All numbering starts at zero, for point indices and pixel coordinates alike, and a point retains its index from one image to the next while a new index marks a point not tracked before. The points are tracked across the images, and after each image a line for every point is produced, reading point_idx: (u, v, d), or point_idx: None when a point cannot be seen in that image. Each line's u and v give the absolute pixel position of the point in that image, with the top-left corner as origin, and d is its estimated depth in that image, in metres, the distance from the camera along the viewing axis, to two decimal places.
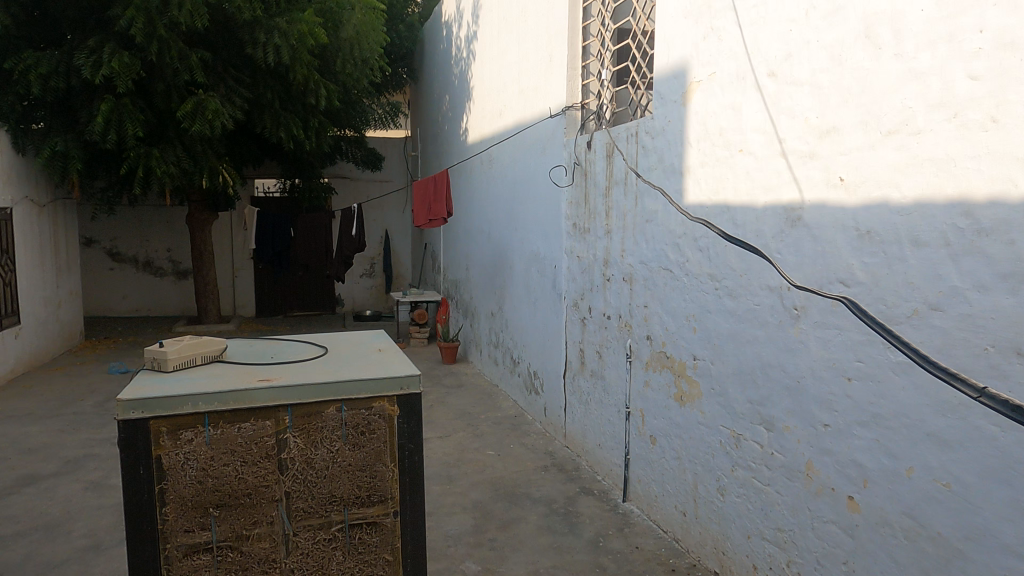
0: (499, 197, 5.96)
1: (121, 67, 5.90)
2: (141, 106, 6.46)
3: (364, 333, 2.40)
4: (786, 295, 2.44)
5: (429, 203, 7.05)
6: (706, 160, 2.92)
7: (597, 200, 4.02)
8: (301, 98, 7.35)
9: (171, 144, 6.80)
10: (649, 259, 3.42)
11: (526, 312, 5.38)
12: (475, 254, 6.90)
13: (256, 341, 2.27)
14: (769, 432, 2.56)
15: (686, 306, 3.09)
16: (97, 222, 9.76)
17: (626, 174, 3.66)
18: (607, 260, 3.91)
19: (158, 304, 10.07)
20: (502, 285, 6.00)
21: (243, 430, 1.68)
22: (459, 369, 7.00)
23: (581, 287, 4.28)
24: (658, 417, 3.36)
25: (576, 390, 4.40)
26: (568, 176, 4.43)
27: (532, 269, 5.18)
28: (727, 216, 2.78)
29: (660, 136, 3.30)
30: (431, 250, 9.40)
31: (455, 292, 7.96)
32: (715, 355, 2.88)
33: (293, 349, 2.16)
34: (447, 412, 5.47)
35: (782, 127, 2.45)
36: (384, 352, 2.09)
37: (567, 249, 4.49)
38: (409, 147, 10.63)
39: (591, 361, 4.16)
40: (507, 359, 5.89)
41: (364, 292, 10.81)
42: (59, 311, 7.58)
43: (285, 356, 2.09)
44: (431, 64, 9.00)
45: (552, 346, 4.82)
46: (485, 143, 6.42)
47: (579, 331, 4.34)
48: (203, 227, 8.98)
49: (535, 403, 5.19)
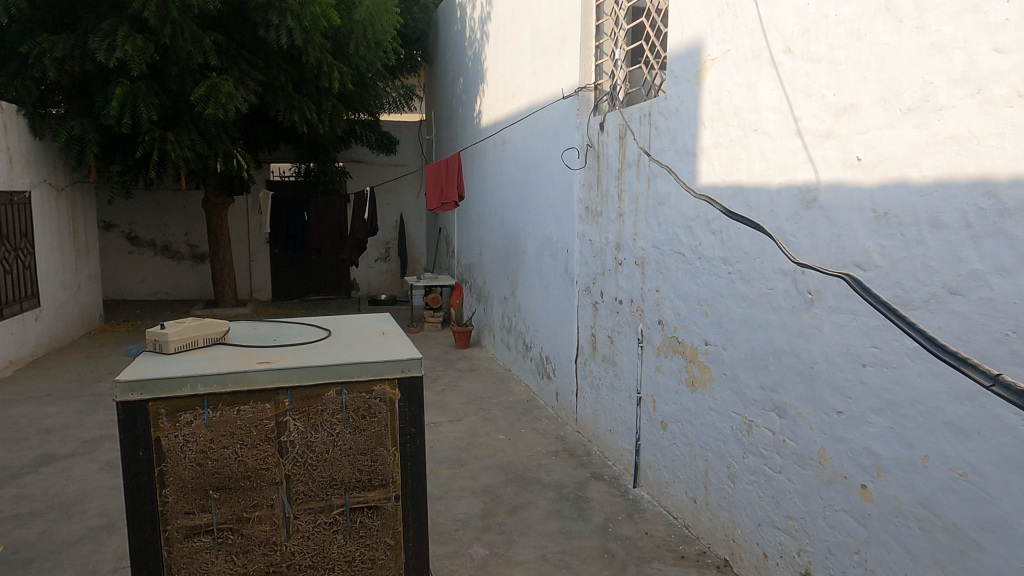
0: (512, 181, 5.90)
1: (134, 50, 5.90)
2: (155, 90, 6.46)
3: (368, 315, 2.39)
4: (800, 278, 2.37)
5: (441, 186, 7.00)
6: (719, 140, 2.85)
7: (610, 182, 3.96)
8: (314, 81, 7.31)
9: (186, 128, 6.82)
10: (661, 242, 3.36)
11: (539, 296, 5.34)
12: (489, 238, 6.86)
13: (261, 323, 2.26)
14: (781, 419, 2.51)
15: (698, 290, 3.03)
16: (116, 206, 9.85)
17: (639, 156, 3.59)
18: (619, 244, 3.86)
19: (176, 288, 10.17)
20: (515, 269, 5.96)
21: (242, 412, 1.66)
22: (471, 354, 6.99)
23: (593, 271, 4.23)
24: (669, 403, 3.32)
25: (587, 375, 4.36)
26: (580, 159, 4.37)
27: (544, 253, 5.14)
28: (740, 198, 2.71)
29: (673, 116, 3.22)
30: (445, 234, 9.38)
31: (468, 277, 7.93)
32: (727, 340, 2.83)
33: (295, 330, 2.15)
34: (459, 396, 5.47)
35: (798, 106, 2.37)
36: (387, 335, 2.07)
37: (579, 233, 4.44)
38: (424, 130, 10.58)
39: (603, 346, 4.11)
40: (519, 344, 5.86)
41: (379, 276, 10.83)
42: (78, 295, 7.67)
43: (287, 338, 2.08)
44: (446, 46, 8.91)
45: (564, 331, 4.78)
46: (498, 125, 6.36)
47: (590, 316, 4.30)
48: (219, 211, 9.03)
49: (547, 388, 5.17)
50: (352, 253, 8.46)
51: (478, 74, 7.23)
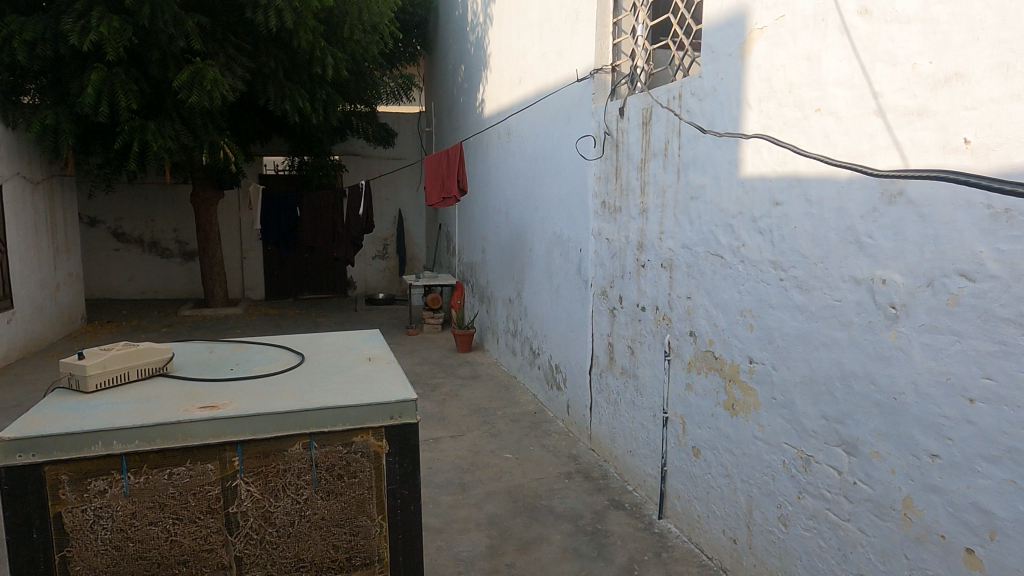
0: (518, 174, 5.47)
1: (110, 32, 5.45)
2: (136, 76, 6.02)
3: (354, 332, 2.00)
4: (879, 289, 1.95)
5: (441, 179, 6.57)
6: (769, 123, 2.42)
7: (631, 174, 3.53)
8: (307, 68, 6.85)
9: (169, 117, 6.38)
10: (694, 243, 2.93)
11: (547, 299, 4.91)
12: (492, 236, 6.43)
13: (219, 344, 1.85)
14: (851, 457, 2.09)
15: (740, 299, 2.61)
16: (101, 200, 9.42)
17: (667, 144, 3.16)
18: (641, 243, 3.44)
19: (165, 286, 9.76)
20: (521, 269, 5.54)
21: (175, 476, 1.24)
22: (474, 358, 6.58)
23: (610, 274, 3.81)
24: (703, 427, 2.91)
25: (603, 388, 3.94)
26: (596, 148, 3.94)
27: (555, 252, 4.70)
28: (799, 191, 2.28)
29: (709, 98, 2.80)
30: (446, 231, 8.96)
31: (470, 276, 7.52)
32: (777, 359, 2.41)
33: (263, 357, 1.73)
34: (461, 408, 5.05)
35: (877, 78, 1.95)
36: (373, 365, 1.66)
37: (594, 231, 4.01)
38: (423, 122, 10.14)
39: (622, 357, 3.69)
40: (526, 349, 5.44)
41: (376, 274, 10.41)
42: (57, 295, 7.24)
43: (257, 366, 1.65)
44: (446, 33, 8.47)
45: (576, 338, 4.36)
46: (503, 114, 5.91)
47: (607, 324, 3.87)
48: (208, 206, 8.62)
49: (557, 399, 4.75)
50: (347, 250, 7.97)
51: (481, 61, 6.79)
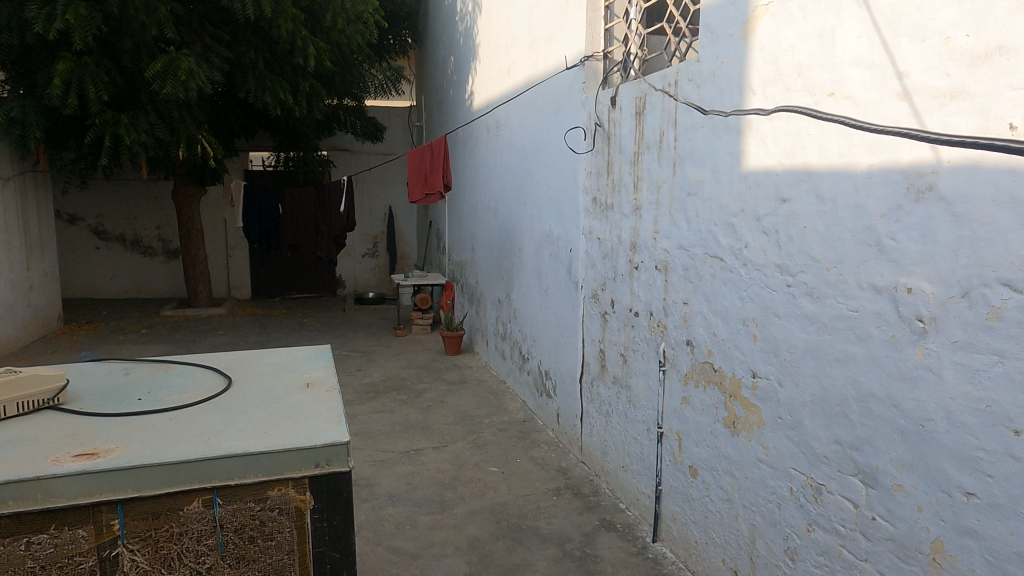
0: (507, 169, 5.22)
1: (77, 19, 5.18)
2: (107, 66, 5.76)
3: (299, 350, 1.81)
4: (903, 299, 1.69)
5: (425, 174, 6.29)
6: (774, 110, 2.17)
7: (623, 169, 3.27)
8: (289, 59, 6.58)
9: (143, 110, 6.10)
10: (691, 243, 2.68)
11: (537, 301, 4.66)
12: (481, 234, 6.17)
13: (141, 364, 1.64)
14: (869, 489, 1.83)
15: (742, 306, 2.36)
16: (81, 197, 9.14)
17: (662, 135, 2.91)
18: (634, 244, 3.18)
19: (148, 286, 9.50)
20: (510, 269, 5.29)
21: (38, 547, 1.10)
22: (462, 361, 6.32)
23: (602, 276, 3.55)
24: (701, 445, 2.65)
25: (594, 398, 3.69)
26: (587, 141, 3.68)
27: (544, 252, 4.45)
28: (809, 186, 2.03)
29: (707, 83, 2.54)
30: (436, 228, 8.69)
31: (460, 275, 7.26)
32: (784, 375, 2.15)
33: (184, 377, 1.53)
34: (446, 415, 4.81)
35: (901, 56, 1.69)
36: (310, 391, 1.43)
37: (585, 230, 3.75)
38: (414, 117, 9.87)
39: (614, 366, 3.44)
40: (515, 353, 5.19)
41: (366, 273, 10.15)
42: (30, 296, 6.99)
43: (174, 388, 1.45)
44: (436, 24, 8.19)
45: (566, 344, 4.11)
46: (492, 106, 5.64)
47: (599, 329, 3.62)
48: (190, 203, 8.36)
49: (546, 407, 4.50)
50: (329, 249, 7.76)
51: (470, 51, 6.51)
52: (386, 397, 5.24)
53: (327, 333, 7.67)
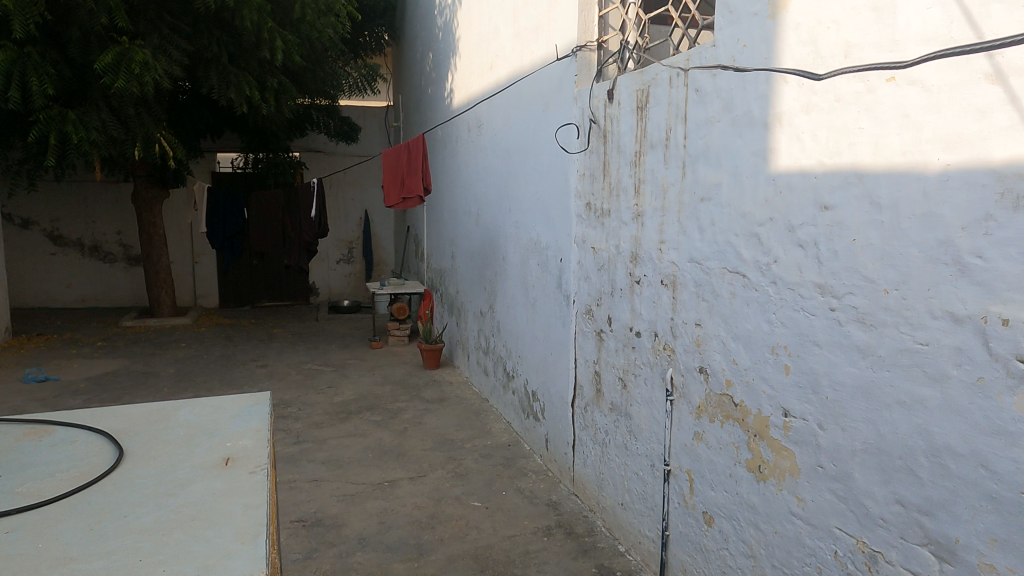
0: (490, 171, 4.84)
1: (16, 5, 4.71)
2: (53, 58, 5.30)
3: (232, 419, 1.68)
4: (996, 333, 1.35)
5: (401, 176, 5.90)
6: (813, 100, 1.82)
7: (623, 170, 2.91)
8: (255, 53, 6.15)
9: (95, 105, 5.64)
10: (705, 256, 2.32)
11: (522, 315, 4.29)
12: (461, 241, 5.79)
13: (24, 440, 1.54)
14: (945, 565, 1.49)
15: (771, 332, 2.01)
16: (35, 200, 8.59)
17: (668, 132, 2.55)
18: (636, 255, 2.82)
19: (108, 294, 8.97)
20: (493, 279, 4.92)
21: None
22: (442, 376, 5.93)
23: (597, 290, 3.19)
24: (717, 488, 2.30)
25: (589, 425, 3.32)
26: (580, 139, 3.32)
27: (531, 262, 4.09)
28: (859, 191, 1.68)
29: (726, 71, 2.19)
30: (414, 233, 8.28)
31: (439, 284, 6.86)
32: (826, 416, 1.81)
33: (73, 471, 1.38)
34: (424, 439, 4.42)
35: (991, 28, 1.35)
36: (214, 488, 1.33)
37: (577, 238, 3.39)
38: (391, 117, 9.45)
39: (611, 391, 3.08)
40: (498, 370, 4.82)
41: (341, 280, 9.70)
42: None
43: (46, 492, 1.30)
44: (413, 19, 7.79)
45: (555, 363, 3.74)
46: (473, 103, 5.27)
47: (594, 349, 3.25)
48: (151, 206, 7.86)
49: (534, 430, 4.12)
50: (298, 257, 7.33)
51: (449, 45, 6.13)
52: (359, 418, 4.82)
53: (298, 345, 7.22)
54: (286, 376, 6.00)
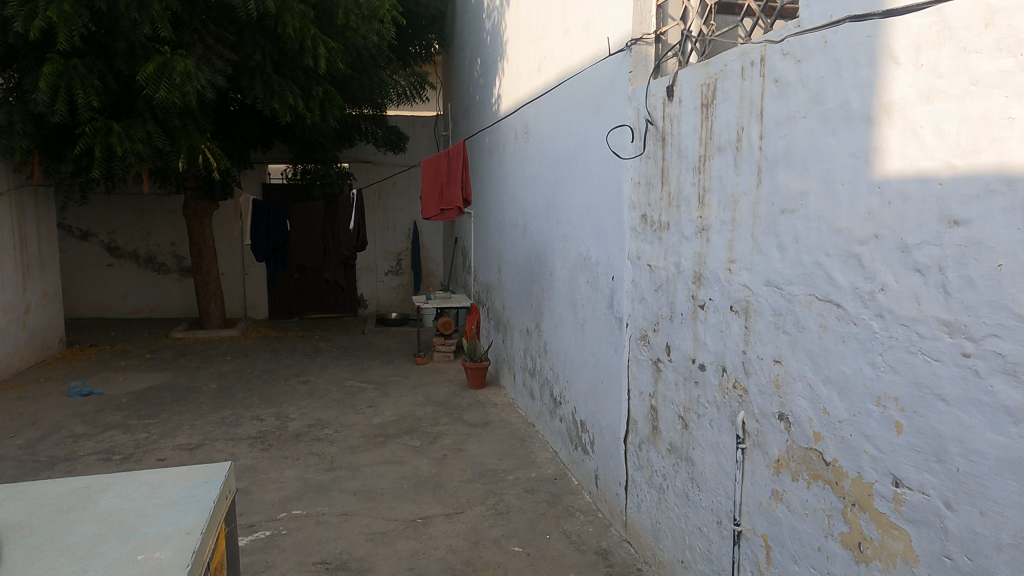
0: (538, 180, 4.52)
1: (60, 17, 4.66)
2: (99, 71, 5.27)
3: (162, 515, 1.41)
4: None
5: (439, 185, 5.64)
6: (937, 84, 1.42)
7: (685, 178, 2.53)
8: (299, 61, 6.02)
9: (141, 117, 5.59)
10: (789, 279, 1.92)
11: (571, 336, 3.93)
12: (508, 253, 5.48)
13: None
14: None
15: (877, 377, 1.59)
16: (94, 212, 8.76)
17: (740, 132, 2.17)
18: (700, 275, 2.43)
19: (162, 305, 9.05)
20: (540, 295, 4.58)
21: None
22: (486, 397, 5.61)
23: (654, 313, 2.81)
24: (803, 563, 1.88)
25: (644, 465, 2.93)
26: (634, 143, 2.96)
27: (580, 279, 3.73)
28: (1008, 201, 1.27)
29: (815, 55, 1.80)
30: (462, 245, 8.03)
31: (485, 298, 6.57)
32: (957, 493, 1.39)
33: None
34: (463, 468, 4.10)
35: None
36: None
37: (632, 254, 3.02)
38: (440, 126, 9.27)
39: (670, 430, 2.69)
40: (545, 394, 4.46)
41: (389, 292, 9.53)
42: (27, 317, 6.60)
43: None
44: (462, 24, 7.57)
45: (606, 392, 3.37)
46: (520, 108, 4.96)
47: (650, 381, 2.87)
48: (201, 219, 7.88)
49: (583, 464, 3.75)
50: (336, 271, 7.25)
51: (497, 49, 5.85)
52: (397, 443, 4.54)
53: (342, 360, 7.04)
54: (327, 393, 5.78)
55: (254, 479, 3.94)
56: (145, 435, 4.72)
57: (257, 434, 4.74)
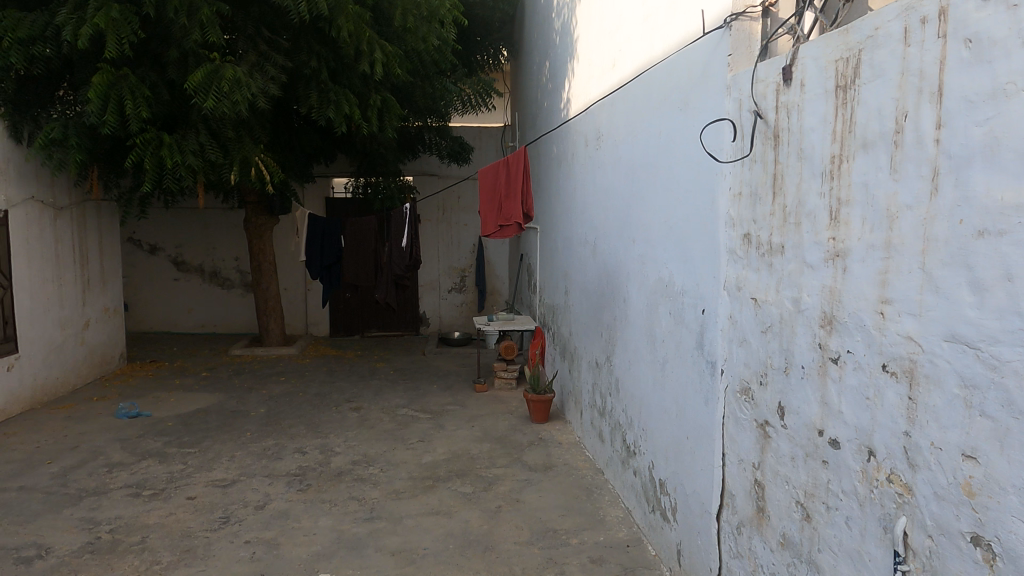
0: (611, 191, 3.93)
1: (108, 23, 4.47)
2: (152, 80, 5.08)
3: None
4: None
5: (498, 197, 5.12)
6: None
7: (811, 185, 1.90)
8: (356, 68, 5.69)
9: (194, 129, 5.36)
10: (994, 336, 1.27)
11: (648, 376, 3.31)
12: (576, 274, 4.90)
13: None
14: None
15: None
16: (162, 226, 8.76)
17: (902, 119, 1.53)
18: (833, 317, 1.79)
19: (225, 320, 8.94)
20: (611, 324, 3.98)
21: None
22: (550, 434, 5.03)
23: (761, 361, 2.17)
24: None
25: (746, 555, 2.28)
26: (735, 144, 2.34)
27: (660, 309, 3.12)
28: None
29: None
30: (528, 263, 7.49)
31: (550, 322, 6.00)
32: None
33: None
34: (520, 526, 3.53)
35: None
36: None
37: (729, 284, 2.40)
38: (508, 136, 8.80)
39: (784, 517, 2.03)
40: (617, 439, 3.84)
41: (452, 310, 9.10)
42: (86, 334, 6.50)
43: None
44: (530, 26, 7.10)
45: (693, 451, 2.73)
46: (591, 111, 4.39)
47: (754, 448, 2.22)
48: (261, 234, 7.70)
49: (662, 532, 3.10)
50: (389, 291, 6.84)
51: (567, 49, 5.31)
52: (447, 488, 4.02)
53: (398, 384, 6.61)
54: (378, 424, 5.33)
55: (283, 529, 3.49)
56: (181, 467, 4.37)
57: (296, 470, 4.32)
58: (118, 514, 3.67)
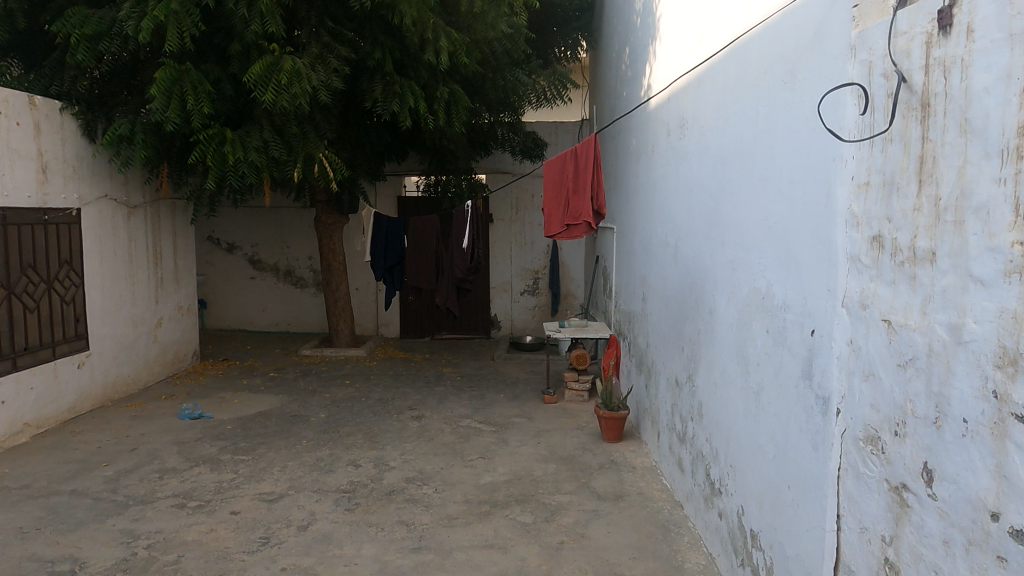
0: (695, 185, 3.43)
1: (168, 15, 4.35)
2: (215, 75, 4.95)
3: None
4: None
5: (566, 194, 4.68)
6: None
7: (982, 169, 1.36)
8: (421, 58, 5.40)
9: (257, 124, 5.21)
10: None
11: (738, 404, 2.79)
12: (655, 280, 4.40)
13: None
14: None
15: None
16: (239, 225, 8.84)
17: None
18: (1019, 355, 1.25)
19: (299, 319, 8.92)
20: (694, 338, 3.47)
21: None
22: (622, 455, 4.54)
23: (898, 404, 1.63)
24: None
25: None
26: (861, 120, 1.82)
27: (755, 325, 2.60)
28: None
29: None
30: (604, 265, 6.99)
31: (626, 331, 5.49)
32: None
33: None
34: (583, 569, 3.08)
35: None
36: None
37: (849, 300, 1.87)
38: (585, 131, 8.32)
39: None
40: (699, 471, 3.33)
41: (525, 314, 8.71)
42: (159, 332, 6.53)
43: None
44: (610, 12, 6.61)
45: (796, 504, 2.21)
46: (674, 95, 3.88)
47: (883, 516, 1.70)
48: (331, 233, 7.58)
49: None
50: None
51: (648, 29, 4.80)
52: (504, 516, 3.62)
53: (464, 392, 6.28)
54: (438, 436, 5.01)
55: (323, 557, 3.19)
56: (231, 476, 4.19)
57: (347, 486, 4.03)
58: (158, 527, 3.49)
